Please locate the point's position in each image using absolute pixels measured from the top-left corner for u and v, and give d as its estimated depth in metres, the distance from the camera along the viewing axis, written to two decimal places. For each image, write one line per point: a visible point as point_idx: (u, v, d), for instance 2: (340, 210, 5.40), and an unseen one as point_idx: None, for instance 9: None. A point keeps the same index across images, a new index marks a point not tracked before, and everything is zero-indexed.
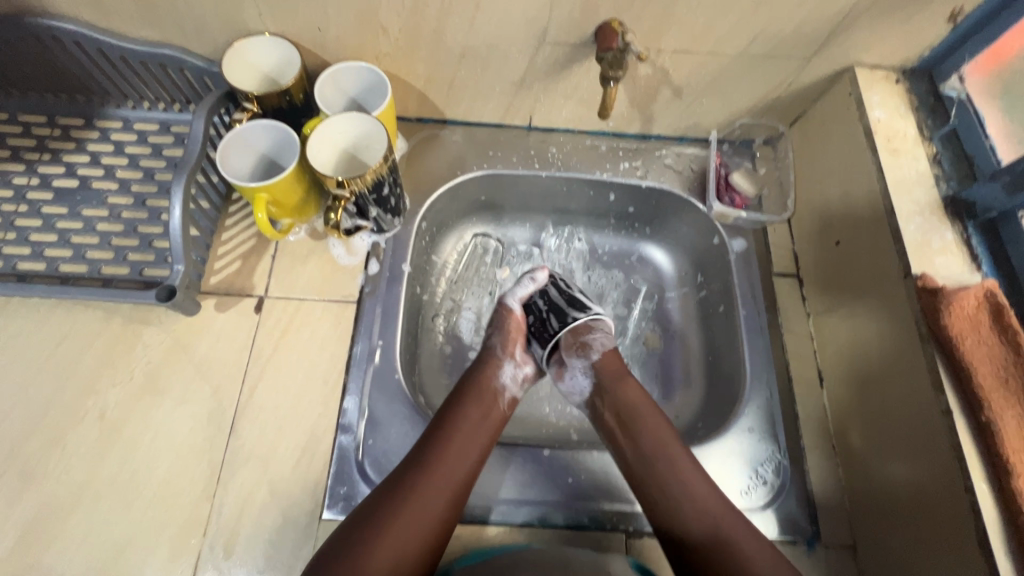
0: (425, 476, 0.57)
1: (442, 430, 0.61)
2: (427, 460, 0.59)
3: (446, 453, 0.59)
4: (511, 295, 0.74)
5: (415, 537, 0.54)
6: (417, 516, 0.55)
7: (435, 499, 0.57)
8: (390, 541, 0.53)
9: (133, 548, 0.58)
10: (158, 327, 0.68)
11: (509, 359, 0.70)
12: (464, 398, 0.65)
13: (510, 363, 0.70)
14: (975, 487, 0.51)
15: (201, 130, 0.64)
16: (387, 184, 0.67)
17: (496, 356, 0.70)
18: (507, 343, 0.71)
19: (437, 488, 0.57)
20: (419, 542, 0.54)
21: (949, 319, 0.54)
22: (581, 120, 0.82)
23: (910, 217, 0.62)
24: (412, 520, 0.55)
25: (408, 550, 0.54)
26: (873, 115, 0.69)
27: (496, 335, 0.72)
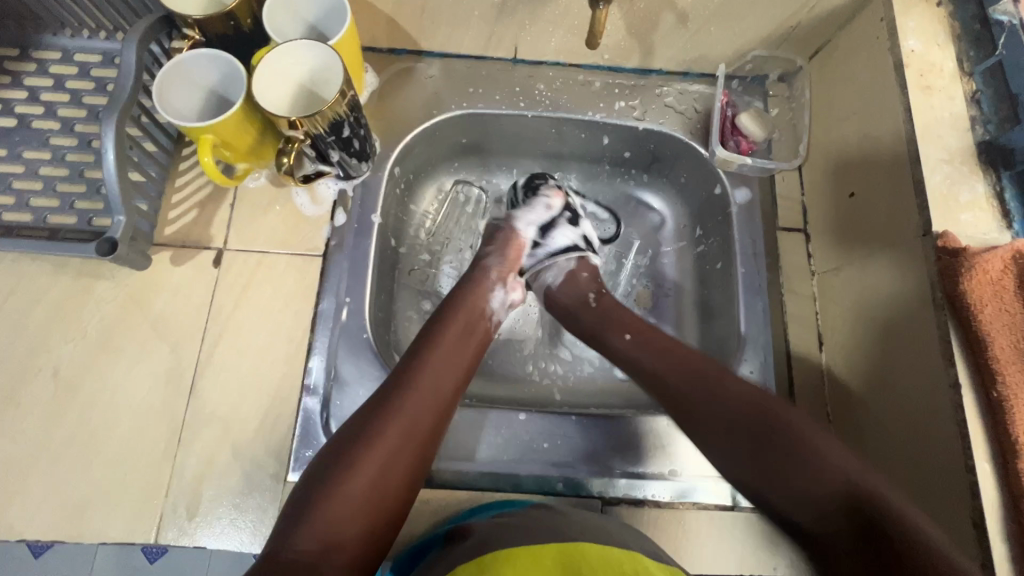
0: (408, 388, 0.54)
1: (422, 346, 0.58)
2: (407, 372, 0.55)
3: (428, 365, 0.56)
4: (522, 219, 0.72)
5: (402, 450, 0.50)
6: (403, 428, 0.51)
7: (420, 411, 0.53)
8: (377, 454, 0.49)
9: (95, 508, 0.57)
10: (110, 281, 0.64)
11: (501, 285, 0.66)
12: (447, 314, 0.62)
13: (502, 289, 0.67)
14: (977, 467, 0.47)
15: (134, 61, 0.57)
16: (347, 124, 0.59)
17: (488, 280, 0.66)
18: (504, 268, 0.68)
19: (422, 399, 0.53)
20: (407, 454, 0.51)
21: (969, 286, 0.48)
22: (572, 51, 0.73)
23: (936, 166, 0.55)
24: (399, 433, 0.51)
25: (396, 464, 0.50)
26: (906, 45, 0.59)
27: (494, 256, 0.68)
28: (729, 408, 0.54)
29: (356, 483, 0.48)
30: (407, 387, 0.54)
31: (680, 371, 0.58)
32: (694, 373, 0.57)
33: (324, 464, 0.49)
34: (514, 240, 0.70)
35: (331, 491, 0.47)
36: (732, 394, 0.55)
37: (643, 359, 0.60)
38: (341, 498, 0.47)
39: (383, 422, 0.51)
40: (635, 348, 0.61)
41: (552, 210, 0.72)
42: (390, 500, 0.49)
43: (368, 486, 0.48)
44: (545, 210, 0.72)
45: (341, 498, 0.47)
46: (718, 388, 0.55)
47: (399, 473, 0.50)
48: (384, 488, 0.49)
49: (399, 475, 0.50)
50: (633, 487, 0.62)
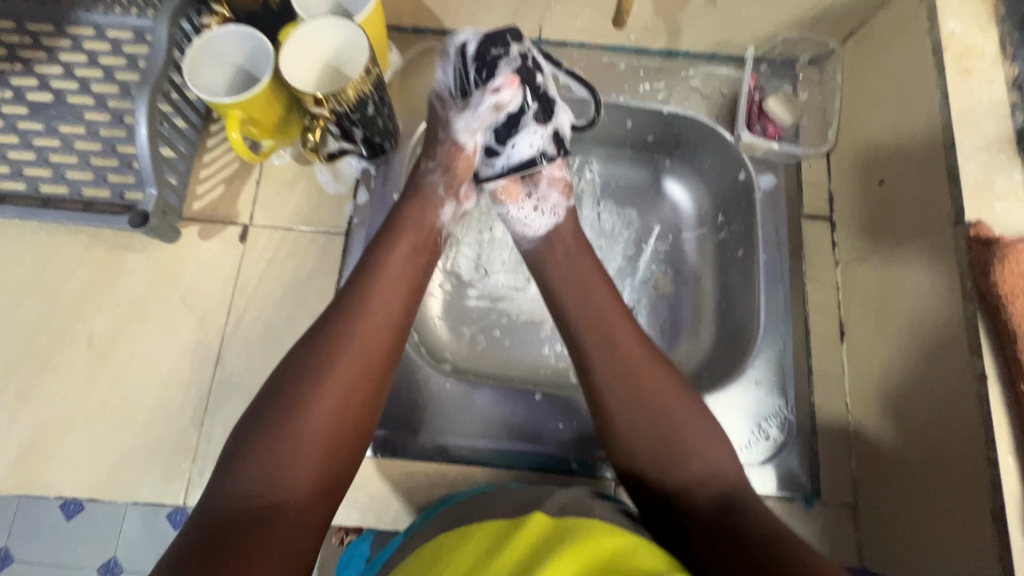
0: (351, 323, 0.50)
1: (363, 277, 0.54)
2: (351, 304, 0.52)
3: (372, 297, 0.53)
4: (464, 127, 0.65)
5: (352, 388, 0.48)
6: (349, 366, 0.49)
7: (362, 349, 0.50)
8: (325, 396, 0.47)
9: (126, 469, 0.59)
10: (141, 254, 0.65)
11: (451, 199, 0.65)
12: (390, 236, 0.58)
13: (452, 203, 0.65)
14: (999, 460, 0.46)
15: (166, 37, 0.59)
16: (372, 103, 0.60)
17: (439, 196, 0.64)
18: (452, 180, 0.65)
19: (365, 336, 0.50)
20: (355, 392, 0.48)
21: (1001, 276, 0.47)
22: (598, 32, 0.72)
23: (972, 153, 0.53)
24: (345, 372, 0.48)
25: (353, 404, 0.48)
26: (947, 27, 0.57)
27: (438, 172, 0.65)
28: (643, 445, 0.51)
29: (308, 426, 0.46)
30: (348, 322, 0.50)
31: (631, 360, 0.54)
32: (637, 382, 0.53)
33: (267, 410, 0.46)
34: (460, 150, 0.65)
35: (279, 435, 0.45)
36: (664, 408, 0.52)
37: (592, 344, 0.56)
38: (291, 442, 0.45)
39: (327, 361, 0.48)
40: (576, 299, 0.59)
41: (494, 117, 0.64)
42: (345, 437, 0.47)
43: (320, 427, 0.46)
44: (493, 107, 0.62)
45: (293, 443, 0.45)
46: (628, 379, 0.53)
47: (349, 412, 0.48)
48: (337, 426, 0.47)
49: (350, 412, 0.48)
50: None
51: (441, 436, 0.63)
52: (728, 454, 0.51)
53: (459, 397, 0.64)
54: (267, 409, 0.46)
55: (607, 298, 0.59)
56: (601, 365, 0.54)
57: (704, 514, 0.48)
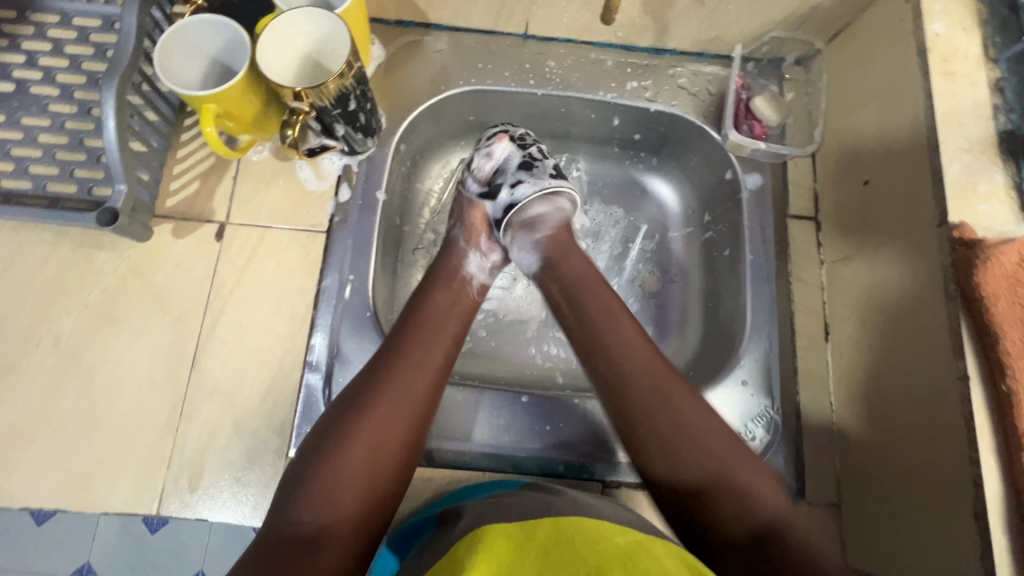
0: (400, 357, 0.52)
1: (410, 319, 0.56)
2: (399, 342, 0.54)
3: (418, 335, 0.54)
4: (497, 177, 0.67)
5: (401, 420, 0.49)
6: (396, 399, 0.49)
7: (410, 383, 0.51)
8: (372, 424, 0.48)
9: (98, 477, 0.57)
10: (111, 253, 0.63)
11: (474, 249, 0.66)
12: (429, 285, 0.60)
13: (475, 254, 0.66)
14: (982, 460, 0.46)
15: (135, 25, 0.56)
16: (353, 98, 0.58)
17: (462, 246, 0.66)
18: (469, 234, 0.66)
19: (414, 372, 0.51)
20: (405, 425, 0.49)
21: (983, 277, 0.47)
22: (585, 27, 0.71)
23: (956, 155, 0.53)
24: (392, 403, 0.49)
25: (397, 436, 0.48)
26: (931, 28, 0.57)
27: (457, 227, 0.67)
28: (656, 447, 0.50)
29: (352, 457, 0.46)
30: (396, 361, 0.52)
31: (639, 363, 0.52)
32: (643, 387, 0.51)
33: (319, 441, 0.47)
34: (471, 204, 0.68)
35: (330, 461, 0.46)
36: (639, 389, 0.51)
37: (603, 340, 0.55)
38: (340, 469, 0.45)
39: (379, 392, 0.49)
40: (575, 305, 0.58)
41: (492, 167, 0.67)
42: (392, 466, 0.47)
43: (367, 455, 0.46)
44: (487, 163, 0.67)
45: (342, 471, 0.45)
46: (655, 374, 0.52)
47: (396, 444, 0.48)
48: (386, 455, 0.47)
49: (399, 444, 0.48)
50: (633, 471, 0.62)
51: (427, 440, 0.62)
52: (762, 476, 0.48)
53: (444, 400, 0.63)
54: (321, 437, 0.47)
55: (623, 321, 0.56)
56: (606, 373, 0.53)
57: (717, 518, 0.46)
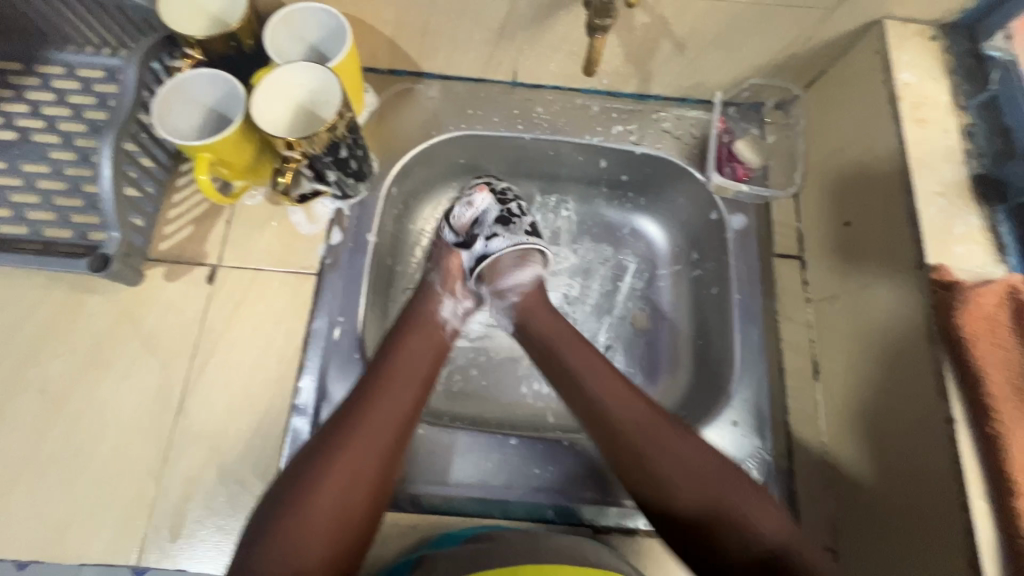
0: (368, 403, 0.53)
1: (382, 364, 0.57)
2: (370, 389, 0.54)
3: (388, 380, 0.55)
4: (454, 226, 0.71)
5: (367, 471, 0.49)
6: (362, 449, 0.50)
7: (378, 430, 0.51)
8: (339, 475, 0.48)
9: (76, 527, 0.56)
10: (103, 296, 0.63)
11: (450, 295, 0.68)
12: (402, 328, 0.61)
13: (451, 299, 0.68)
14: (972, 505, 0.46)
15: (135, 79, 0.58)
16: (345, 146, 0.60)
17: (437, 293, 0.67)
18: (446, 281, 0.69)
19: (381, 414, 0.52)
20: (371, 477, 0.50)
21: (963, 318, 0.48)
22: (571, 76, 0.74)
23: (930, 199, 0.55)
24: (357, 454, 0.49)
25: (361, 481, 0.49)
26: (900, 78, 0.60)
27: (434, 272, 0.69)
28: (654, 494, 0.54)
29: (318, 503, 0.47)
30: (362, 402, 0.53)
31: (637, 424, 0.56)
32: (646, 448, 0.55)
33: (285, 488, 0.48)
34: (452, 250, 0.71)
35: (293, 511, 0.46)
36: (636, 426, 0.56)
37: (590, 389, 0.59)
38: (304, 521, 0.46)
39: (345, 439, 0.50)
40: (585, 366, 0.61)
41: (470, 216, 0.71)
42: (358, 518, 0.48)
43: (332, 507, 0.47)
44: (467, 211, 0.70)
45: (305, 523, 0.46)
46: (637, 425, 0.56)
47: (362, 495, 0.49)
48: (352, 506, 0.48)
49: (366, 495, 0.49)
50: (624, 516, 0.61)
51: (412, 485, 0.61)
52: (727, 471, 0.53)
53: (431, 443, 0.62)
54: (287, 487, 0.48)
55: (602, 373, 0.60)
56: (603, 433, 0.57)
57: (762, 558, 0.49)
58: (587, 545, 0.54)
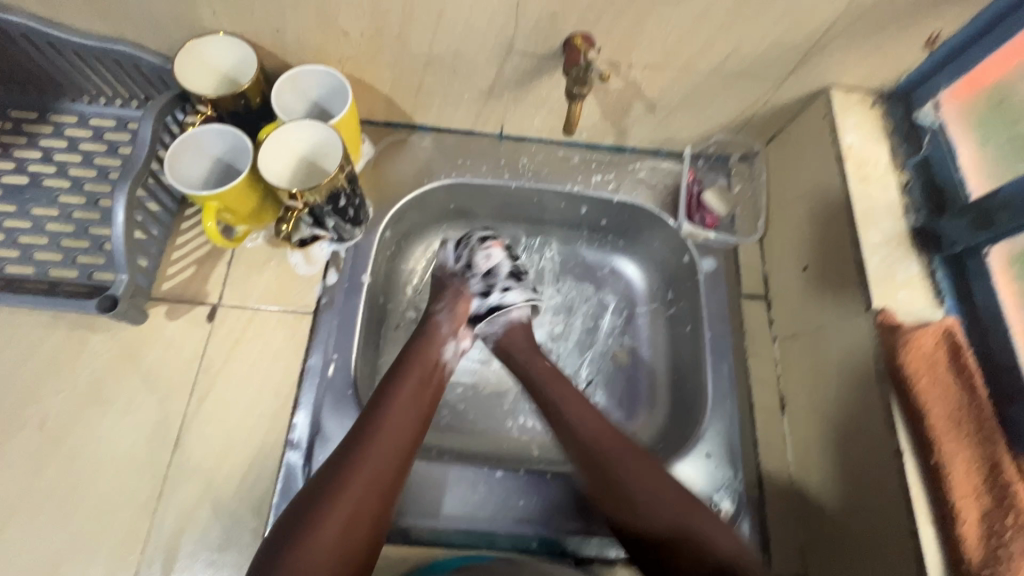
0: (371, 437, 0.56)
1: (380, 405, 0.59)
2: (367, 430, 0.56)
3: (385, 421, 0.57)
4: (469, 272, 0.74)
5: (364, 511, 0.52)
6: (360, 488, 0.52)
7: (375, 470, 0.54)
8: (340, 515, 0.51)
9: (69, 562, 0.57)
10: (105, 334, 0.66)
11: (453, 337, 0.70)
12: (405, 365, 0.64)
13: (453, 340, 0.70)
14: (920, 530, 0.50)
15: (150, 133, 0.63)
16: (344, 196, 0.65)
17: (441, 333, 0.69)
18: (455, 321, 0.71)
19: (382, 449, 0.55)
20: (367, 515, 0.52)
21: (906, 356, 0.53)
22: (553, 130, 0.80)
23: (875, 249, 0.61)
24: (356, 494, 0.52)
25: (365, 515, 0.52)
26: (846, 140, 0.67)
27: (444, 311, 0.71)
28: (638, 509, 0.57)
29: (324, 536, 0.49)
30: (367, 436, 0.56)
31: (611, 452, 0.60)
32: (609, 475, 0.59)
33: (292, 520, 0.50)
34: (461, 296, 0.73)
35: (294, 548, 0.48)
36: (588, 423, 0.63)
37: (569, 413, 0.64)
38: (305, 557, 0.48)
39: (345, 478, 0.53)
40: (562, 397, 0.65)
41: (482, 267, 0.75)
42: (357, 555, 0.50)
43: (333, 543, 0.49)
44: (485, 263, 0.74)
45: (307, 561, 0.48)
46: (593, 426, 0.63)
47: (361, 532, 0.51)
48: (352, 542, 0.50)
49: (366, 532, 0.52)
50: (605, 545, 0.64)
51: (402, 518, 0.63)
52: (681, 494, 0.57)
53: (420, 476, 0.65)
54: (288, 526, 0.50)
55: (579, 404, 0.65)
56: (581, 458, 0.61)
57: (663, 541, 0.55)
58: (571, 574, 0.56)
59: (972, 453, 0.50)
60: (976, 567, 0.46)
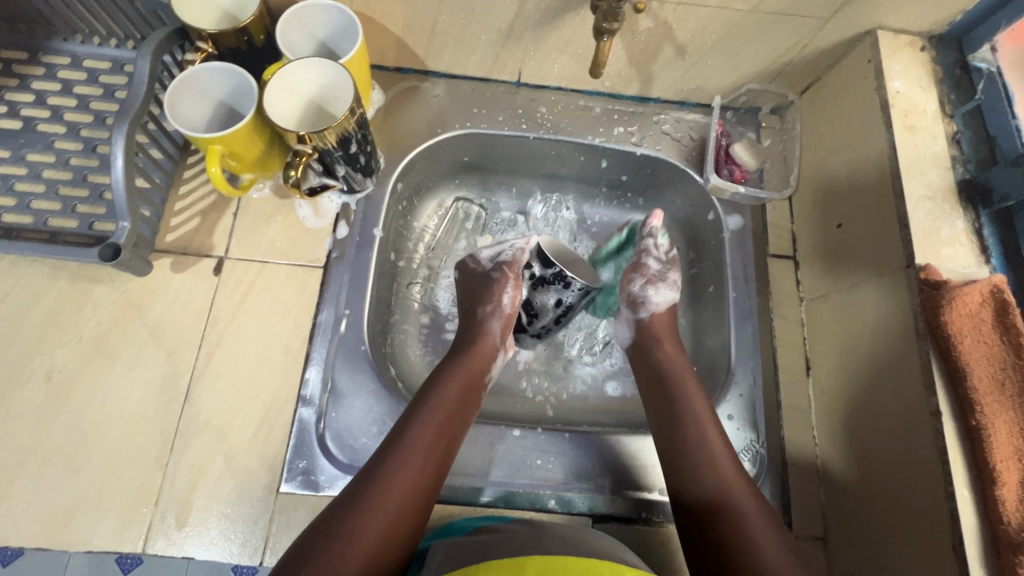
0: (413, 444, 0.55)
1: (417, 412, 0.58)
2: (406, 434, 0.56)
3: (424, 429, 0.56)
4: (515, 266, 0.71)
5: (405, 510, 0.52)
6: (398, 499, 0.52)
7: (412, 478, 0.53)
8: (376, 516, 0.50)
9: (83, 514, 0.56)
10: (109, 287, 0.64)
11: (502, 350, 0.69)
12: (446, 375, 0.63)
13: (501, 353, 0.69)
14: (957, 492, 0.49)
15: (147, 70, 0.58)
16: (355, 141, 0.61)
17: (491, 344, 0.68)
18: (504, 331, 0.69)
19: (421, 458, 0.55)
20: (408, 514, 0.52)
21: (949, 315, 0.51)
22: (574, 77, 0.75)
23: (919, 203, 0.57)
24: (394, 504, 0.51)
25: (401, 520, 0.51)
26: (892, 86, 0.62)
27: (496, 318, 0.69)
28: (708, 488, 0.56)
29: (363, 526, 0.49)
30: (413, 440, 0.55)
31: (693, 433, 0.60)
32: (700, 454, 0.58)
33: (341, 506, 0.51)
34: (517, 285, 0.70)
35: (328, 552, 0.47)
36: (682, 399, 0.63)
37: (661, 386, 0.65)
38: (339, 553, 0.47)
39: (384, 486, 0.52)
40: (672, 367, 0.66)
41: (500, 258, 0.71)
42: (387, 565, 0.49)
43: (367, 553, 0.48)
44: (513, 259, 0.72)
45: (349, 540, 0.48)
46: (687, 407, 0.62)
47: (395, 540, 0.50)
48: (386, 543, 0.50)
49: (399, 535, 0.51)
50: (623, 506, 0.63)
51: None
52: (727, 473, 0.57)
53: None
54: (328, 516, 0.50)
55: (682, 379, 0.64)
56: (672, 444, 0.60)
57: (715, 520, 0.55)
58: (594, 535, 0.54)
59: (1018, 415, 0.47)
60: (1015, 530, 0.45)
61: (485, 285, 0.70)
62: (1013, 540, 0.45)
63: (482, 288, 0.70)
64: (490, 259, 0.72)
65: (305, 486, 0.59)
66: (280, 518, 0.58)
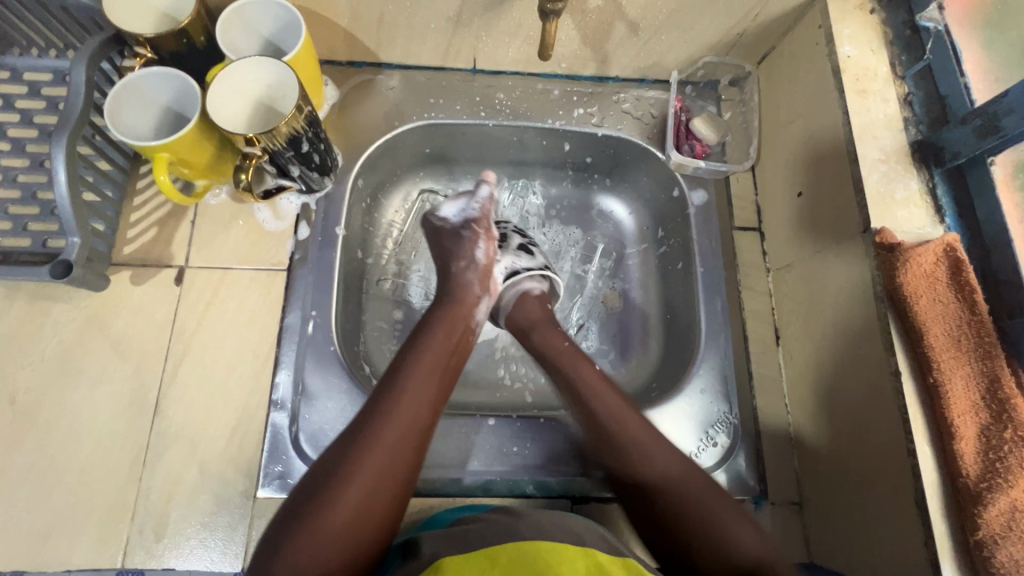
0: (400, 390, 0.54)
1: (399, 371, 0.56)
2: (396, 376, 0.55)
3: (407, 388, 0.54)
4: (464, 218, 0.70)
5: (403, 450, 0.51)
6: (380, 464, 0.50)
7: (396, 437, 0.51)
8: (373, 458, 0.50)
9: (58, 534, 0.56)
10: (68, 304, 0.63)
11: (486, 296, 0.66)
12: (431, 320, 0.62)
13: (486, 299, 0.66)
14: (918, 450, 0.49)
15: (83, 79, 0.57)
16: (305, 140, 0.60)
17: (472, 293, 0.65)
18: (483, 279, 0.66)
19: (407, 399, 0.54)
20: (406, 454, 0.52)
21: (905, 277, 0.51)
22: (530, 61, 0.74)
23: (874, 166, 0.58)
24: (376, 470, 0.50)
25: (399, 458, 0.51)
26: (843, 51, 0.62)
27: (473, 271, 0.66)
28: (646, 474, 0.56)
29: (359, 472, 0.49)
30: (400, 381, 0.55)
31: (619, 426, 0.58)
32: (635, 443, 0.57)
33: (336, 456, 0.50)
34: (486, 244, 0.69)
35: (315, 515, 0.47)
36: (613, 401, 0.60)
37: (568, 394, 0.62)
38: (341, 496, 0.48)
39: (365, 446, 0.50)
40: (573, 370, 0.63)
41: (469, 214, 0.71)
42: (380, 523, 0.49)
43: (348, 525, 0.47)
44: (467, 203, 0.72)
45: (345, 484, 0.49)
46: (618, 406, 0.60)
47: (386, 496, 0.50)
48: (386, 483, 0.50)
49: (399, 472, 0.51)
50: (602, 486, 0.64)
51: None
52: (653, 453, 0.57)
53: None
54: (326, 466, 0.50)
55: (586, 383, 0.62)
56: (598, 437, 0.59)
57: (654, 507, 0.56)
58: (569, 519, 0.54)
59: (973, 369, 0.48)
60: (973, 483, 0.46)
61: (457, 241, 0.68)
62: (971, 492, 0.46)
63: (453, 245, 0.68)
64: (459, 219, 0.70)
65: (283, 490, 0.58)
66: (260, 523, 0.58)
